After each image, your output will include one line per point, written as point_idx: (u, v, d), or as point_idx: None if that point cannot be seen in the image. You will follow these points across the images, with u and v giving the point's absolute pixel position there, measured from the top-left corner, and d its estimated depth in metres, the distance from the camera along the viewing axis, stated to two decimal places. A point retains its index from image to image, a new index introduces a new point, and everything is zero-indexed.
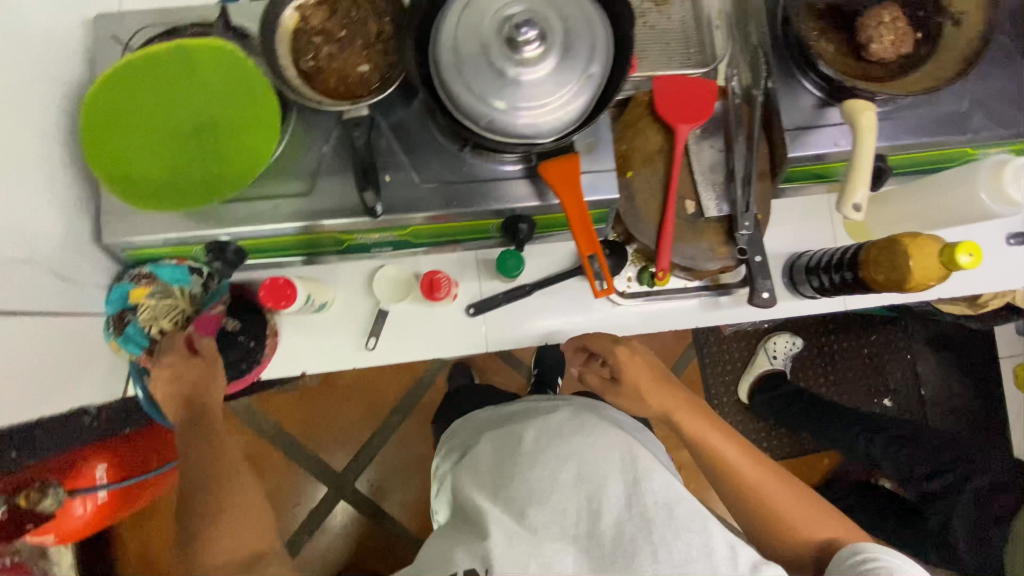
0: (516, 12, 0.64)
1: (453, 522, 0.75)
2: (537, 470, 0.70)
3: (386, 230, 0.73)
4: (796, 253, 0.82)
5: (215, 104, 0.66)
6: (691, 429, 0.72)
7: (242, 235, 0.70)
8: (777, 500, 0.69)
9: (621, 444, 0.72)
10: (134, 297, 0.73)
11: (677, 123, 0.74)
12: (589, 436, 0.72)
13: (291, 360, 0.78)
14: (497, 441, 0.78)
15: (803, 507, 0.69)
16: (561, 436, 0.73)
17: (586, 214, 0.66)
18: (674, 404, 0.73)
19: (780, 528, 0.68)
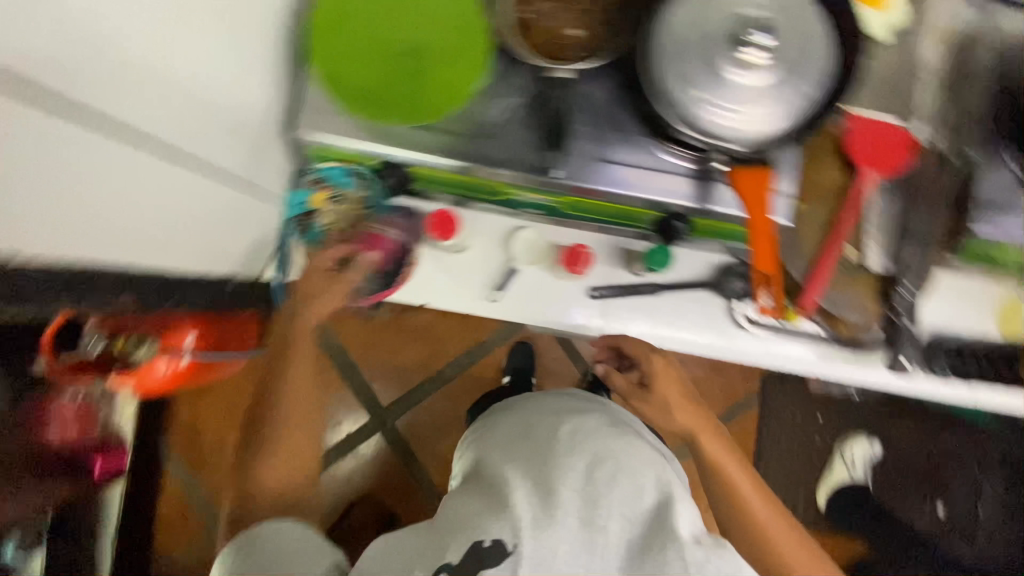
0: (751, 15, 0.64)
1: (462, 493, 0.73)
2: (572, 459, 0.69)
3: (547, 193, 0.75)
4: (941, 332, 0.79)
5: (433, 31, 0.70)
6: (715, 457, 0.72)
7: (410, 159, 0.72)
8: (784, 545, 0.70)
9: (658, 464, 0.70)
10: (316, 201, 0.80)
11: (866, 166, 0.73)
12: (626, 446, 0.71)
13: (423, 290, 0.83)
14: (525, 428, 0.77)
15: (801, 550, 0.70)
16: (599, 438, 0.72)
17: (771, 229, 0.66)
18: (703, 428, 0.74)
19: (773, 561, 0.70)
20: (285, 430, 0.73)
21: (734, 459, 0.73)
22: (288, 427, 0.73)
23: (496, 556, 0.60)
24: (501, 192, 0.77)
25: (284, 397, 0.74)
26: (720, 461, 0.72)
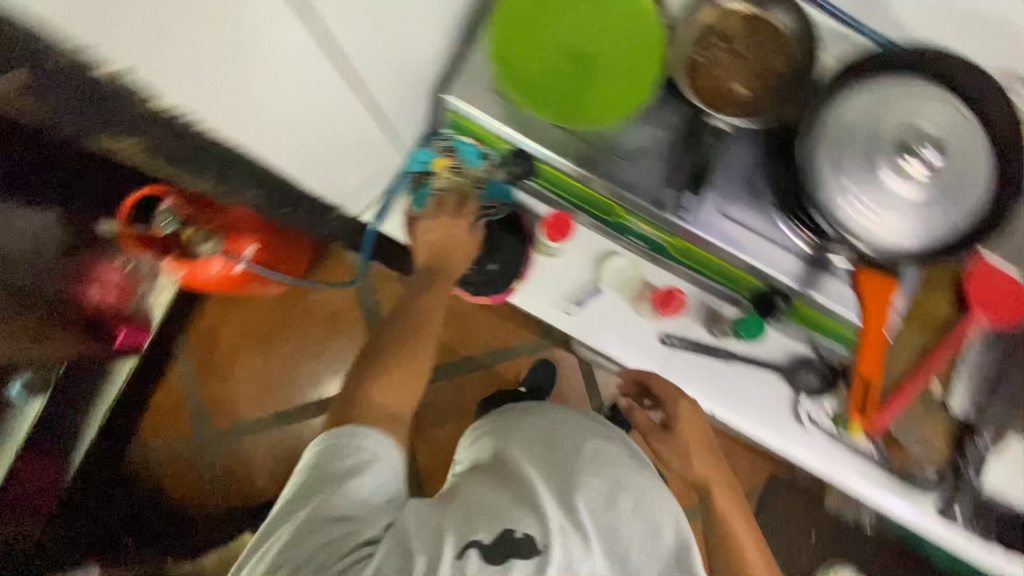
0: (924, 131, 0.63)
1: (469, 477, 0.72)
2: (597, 480, 0.70)
3: (659, 229, 0.74)
4: (1000, 496, 0.76)
5: (608, 46, 0.70)
6: (722, 511, 0.76)
7: (543, 155, 0.73)
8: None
9: (672, 506, 0.72)
10: (437, 164, 0.80)
11: (977, 310, 0.72)
12: (644, 479, 0.73)
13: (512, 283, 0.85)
14: (543, 432, 0.77)
15: None
16: (622, 467, 0.73)
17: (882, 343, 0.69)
18: (714, 477, 0.78)
19: None
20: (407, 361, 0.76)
21: (741, 520, 0.76)
22: (407, 359, 0.76)
23: (527, 550, 0.61)
24: (614, 213, 0.76)
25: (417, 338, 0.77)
26: (730, 523, 0.76)
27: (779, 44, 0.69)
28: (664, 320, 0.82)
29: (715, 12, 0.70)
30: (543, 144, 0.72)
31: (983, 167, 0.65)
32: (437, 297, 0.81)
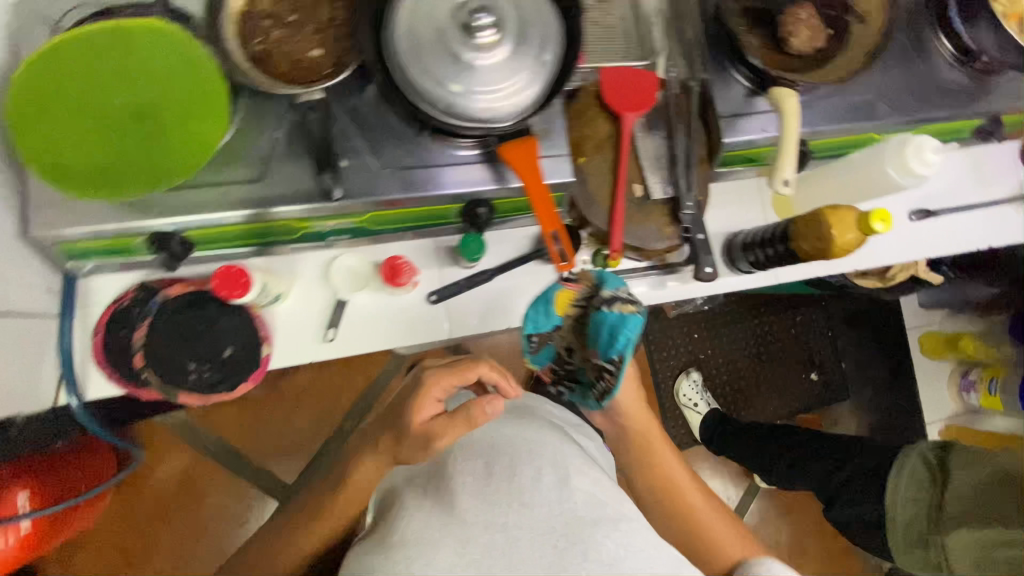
0: (469, 0, 0.66)
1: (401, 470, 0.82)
2: (471, 462, 0.74)
3: (343, 217, 0.72)
4: (733, 232, 0.88)
5: (161, 87, 0.64)
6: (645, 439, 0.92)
7: (189, 224, 0.67)
8: (697, 508, 0.89)
9: (557, 439, 0.78)
10: (560, 302, 0.75)
11: (624, 111, 0.79)
12: (522, 431, 0.78)
13: (284, 345, 0.76)
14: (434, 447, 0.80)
15: (712, 513, 0.89)
16: (494, 430, 0.79)
17: (547, 194, 0.67)
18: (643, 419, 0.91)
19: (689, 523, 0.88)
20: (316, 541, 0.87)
21: (664, 444, 0.93)
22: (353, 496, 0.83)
23: None
24: (297, 227, 0.72)
25: (312, 530, 0.87)
26: (650, 441, 0.92)
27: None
28: (419, 282, 0.79)
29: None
30: (178, 209, 0.66)
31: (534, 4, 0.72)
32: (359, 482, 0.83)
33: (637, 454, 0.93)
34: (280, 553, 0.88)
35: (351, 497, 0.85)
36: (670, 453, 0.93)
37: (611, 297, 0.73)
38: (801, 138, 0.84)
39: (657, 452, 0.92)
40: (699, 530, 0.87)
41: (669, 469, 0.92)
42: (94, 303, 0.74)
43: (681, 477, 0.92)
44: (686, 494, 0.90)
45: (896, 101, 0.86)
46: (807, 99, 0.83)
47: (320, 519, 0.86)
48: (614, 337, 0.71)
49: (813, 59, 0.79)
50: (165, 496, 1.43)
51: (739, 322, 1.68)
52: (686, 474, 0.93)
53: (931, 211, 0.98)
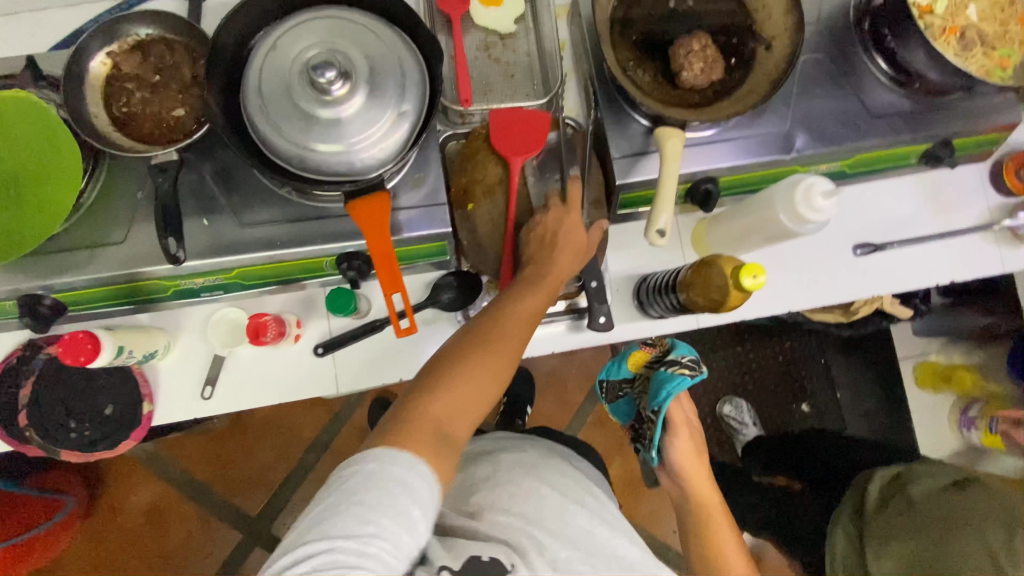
0: (317, 52, 0.63)
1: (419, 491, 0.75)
2: (531, 481, 0.72)
3: (210, 274, 0.71)
4: (643, 275, 0.83)
5: (19, 155, 0.64)
6: (695, 486, 0.83)
7: (56, 287, 0.68)
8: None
9: (581, 490, 0.76)
10: (635, 361, 0.86)
11: (512, 155, 0.76)
12: (558, 474, 0.76)
13: (168, 400, 0.75)
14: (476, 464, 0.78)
15: None
16: (537, 470, 0.75)
17: (390, 251, 0.62)
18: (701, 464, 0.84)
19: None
20: (480, 380, 0.62)
21: (732, 536, 0.80)
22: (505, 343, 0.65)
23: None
24: (168, 285, 0.72)
25: (472, 368, 0.62)
26: (708, 521, 0.81)
27: (183, 55, 0.69)
28: (303, 336, 0.78)
29: (103, 62, 0.68)
30: (42, 274, 0.67)
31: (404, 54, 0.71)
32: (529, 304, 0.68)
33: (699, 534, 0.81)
34: (449, 392, 0.60)
35: (528, 309, 0.67)
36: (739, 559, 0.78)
37: (672, 360, 0.80)
38: (708, 177, 0.77)
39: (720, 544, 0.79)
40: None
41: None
42: None
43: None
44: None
45: (820, 130, 0.79)
46: (714, 133, 0.77)
47: (484, 348, 0.64)
48: (659, 391, 0.77)
49: (712, 92, 0.73)
50: (135, 524, 1.47)
51: (722, 352, 1.54)
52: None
53: (878, 245, 0.88)
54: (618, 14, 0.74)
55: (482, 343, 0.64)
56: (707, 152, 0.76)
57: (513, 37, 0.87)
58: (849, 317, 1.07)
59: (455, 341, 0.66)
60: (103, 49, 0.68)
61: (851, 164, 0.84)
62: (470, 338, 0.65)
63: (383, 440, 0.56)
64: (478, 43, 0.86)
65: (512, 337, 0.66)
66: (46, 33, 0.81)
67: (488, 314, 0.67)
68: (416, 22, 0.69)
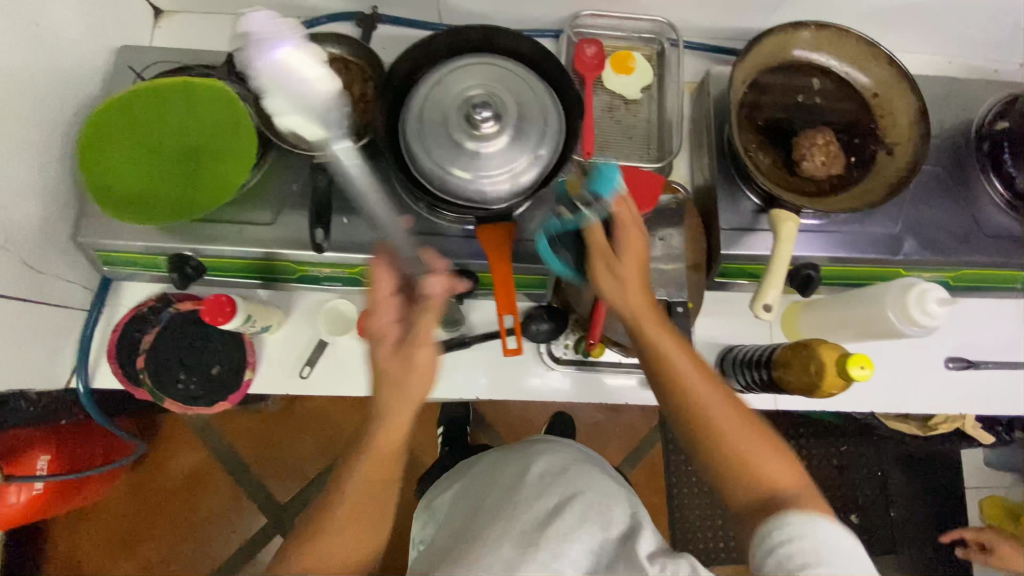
0: (476, 93, 0.71)
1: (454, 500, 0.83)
2: (540, 498, 0.74)
3: (337, 266, 0.78)
4: (730, 345, 0.83)
5: (203, 134, 0.74)
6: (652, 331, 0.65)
7: (204, 252, 0.76)
8: (739, 456, 0.60)
9: (614, 492, 0.76)
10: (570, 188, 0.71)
11: None
12: (591, 478, 0.78)
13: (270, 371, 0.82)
14: (491, 476, 0.83)
15: (744, 423, 0.61)
16: (566, 474, 0.78)
17: (510, 277, 0.67)
18: (640, 300, 0.66)
19: (711, 436, 0.61)
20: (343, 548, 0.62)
21: (666, 330, 0.65)
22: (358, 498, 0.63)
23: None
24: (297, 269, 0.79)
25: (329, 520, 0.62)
26: (664, 351, 0.65)
27: (356, 75, 0.78)
28: None
29: None
30: (196, 239, 0.75)
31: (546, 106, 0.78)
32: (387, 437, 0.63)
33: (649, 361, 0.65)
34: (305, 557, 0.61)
35: (375, 465, 0.63)
36: (691, 361, 0.65)
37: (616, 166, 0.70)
38: (811, 261, 0.78)
39: (675, 356, 0.64)
40: (729, 455, 0.60)
41: (704, 398, 0.62)
42: (121, 305, 0.84)
43: (732, 426, 0.61)
44: (721, 435, 0.61)
45: (929, 239, 0.80)
46: (824, 222, 0.80)
47: (333, 516, 0.63)
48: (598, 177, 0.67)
49: (829, 184, 0.76)
50: (172, 487, 1.53)
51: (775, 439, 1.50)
52: (733, 417, 0.62)
53: (972, 362, 0.85)
54: (748, 100, 0.79)
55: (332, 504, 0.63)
56: (812, 240, 0.79)
57: (637, 104, 0.93)
58: (927, 432, 1.04)
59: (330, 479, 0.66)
60: None
61: (957, 276, 0.83)
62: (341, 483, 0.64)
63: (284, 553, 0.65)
64: (604, 104, 0.93)
65: (379, 468, 0.64)
66: (237, 39, 0.94)
67: (346, 462, 0.65)
68: (563, 79, 0.77)
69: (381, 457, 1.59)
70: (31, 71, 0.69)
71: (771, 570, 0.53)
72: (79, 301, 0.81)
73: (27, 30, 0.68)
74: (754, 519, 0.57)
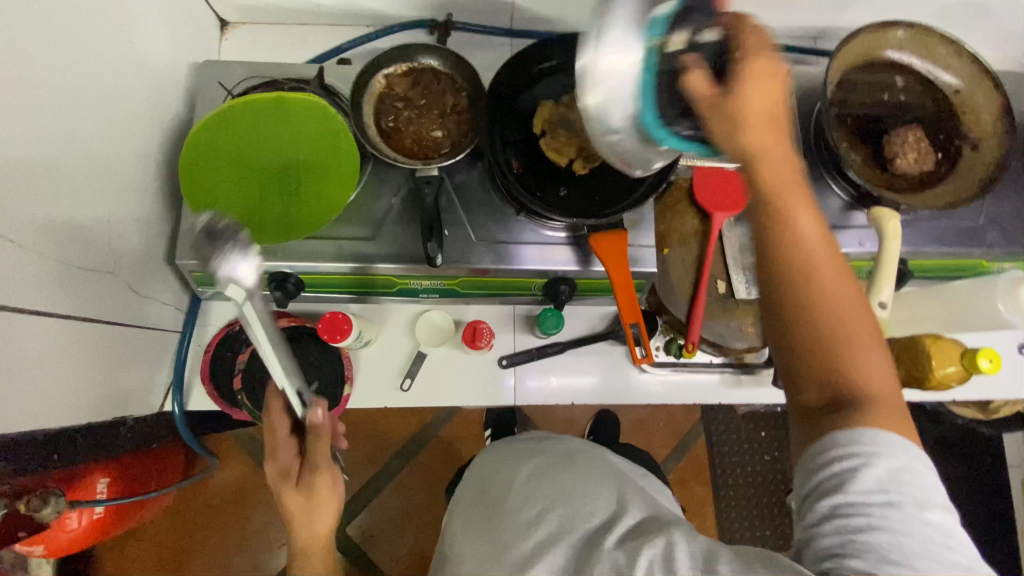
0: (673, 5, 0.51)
1: (457, 500, 0.87)
2: (524, 508, 0.74)
3: (437, 278, 0.78)
4: None
5: (301, 150, 0.73)
6: (770, 183, 0.49)
7: (303, 269, 0.75)
8: (864, 365, 0.46)
9: (598, 492, 0.75)
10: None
11: (714, 211, 0.81)
12: (575, 475, 0.78)
13: (369, 386, 0.81)
14: (484, 481, 0.84)
15: (865, 325, 0.47)
16: (550, 477, 0.78)
17: (631, 285, 0.68)
18: (761, 138, 0.48)
19: (827, 327, 0.47)
20: None
21: (804, 199, 0.49)
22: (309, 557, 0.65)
23: None
24: (394, 283, 0.79)
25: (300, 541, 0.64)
26: (794, 237, 0.48)
27: (448, 84, 0.78)
28: (493, 345, 0.84)
29: (380, 81, 0.77)
30: (296, 257, 0.74)
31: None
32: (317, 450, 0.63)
33: (759, 220, 0.49)
34: None
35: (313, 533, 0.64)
36: (816, 231, 0.49)
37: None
38: (902, 257, 0.80)
39: (797, 227, 0.48)
40: (847, 365, 0.47)
41: (847, 295, 0.47)
42: (211, 324, 0.83)
43: (860, 316, 0.47)
44: (866, 347, 0.47)
45: (1013, 231, 0.82)
46: (911, 217, 0.81)
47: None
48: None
49: (920, 180, 0.78)
50: (219, 501, 1.51)
51: None
52: (859, 316, 0.46)
53: None
54: (836, 99, 0.80)
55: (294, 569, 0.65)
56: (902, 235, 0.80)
57: None
58: (990, 417, 1.07)
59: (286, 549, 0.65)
60: (384, 71, 0.77)
61: None
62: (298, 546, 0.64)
63: None
64: None
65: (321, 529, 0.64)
66: (307, 49, 0.93)
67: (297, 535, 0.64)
68: None
69: (431, 461, 1.60)
70: (128, 92, 0.68)
71: (849, 493, 0.44)
72: (171, 322, 0.80)
73: (122, 48, 0.67)
74: (817, 429, 0.48)
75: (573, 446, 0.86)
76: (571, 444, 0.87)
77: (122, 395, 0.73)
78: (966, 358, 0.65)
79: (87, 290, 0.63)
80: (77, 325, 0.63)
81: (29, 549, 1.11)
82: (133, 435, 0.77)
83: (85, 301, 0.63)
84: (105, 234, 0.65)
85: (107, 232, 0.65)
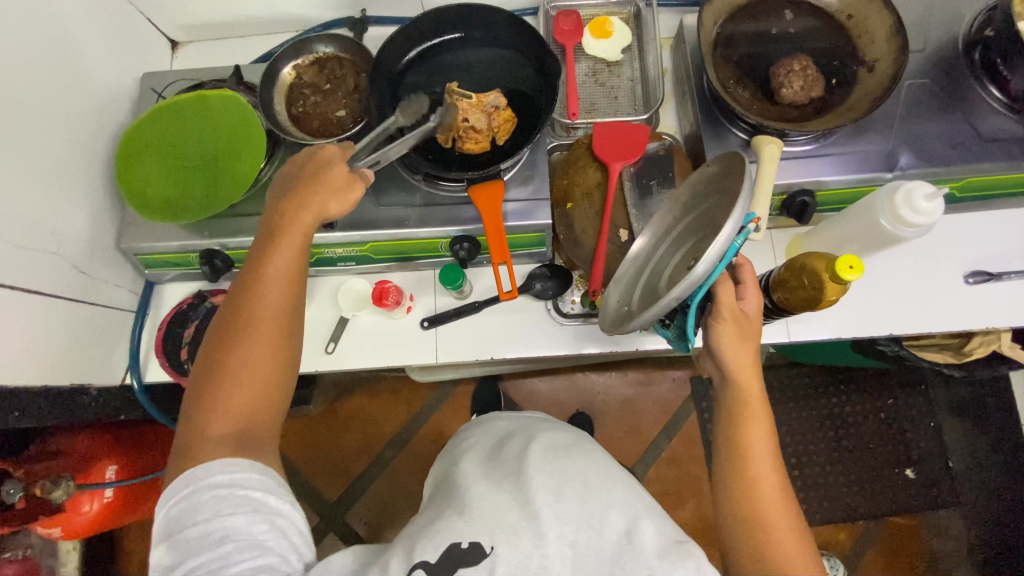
0: None
1: (459, 452, 0.98)
2: (543, 473, 0.81)
3: (348, 246, 0.83)
4: None
5: (218, 138, 0.82)
6: (732, 422, 0.70)
7: (231, 245, 0.83)
8: (794, 566, 0.63)
9: (618, 480, 0.84)
10: None
11: (612, 159, 0.83)
12: (587, 461, 0.86)
13: None
14: (492, 448, 0.93)
15: (783, 510, 0.66)
16: (566, 454, 0.86)
17: (501, 232, 0.75)
18: (745, 381, 0.71)
19: (759, 533, 0.65)
20: (262, 351, 0.62)
21: (760, 428, 0.70)
22: (265, 293, 0.63)
23: (476, 556, 0.71)
24: (311, 253, 0.85)
25: (234, 365, 0.61)
26: (748, 459, 0.68)
27: (350, 69, 0.85)
28: (414, 309, 0.89)
29: (290, 72, 0.86)
30: (220, 234, 0.82)
31: (527, 72, 0.83)
32: (277, 267, 0.64)
33: (734, 463, 0.69)
34: (234, 359, 0.61)
35: (284, 257, 0.64)
36: (765, 448, 0.69)
37: None
38: (806, 188, 0.78)
39: (756, 474, 0.68)
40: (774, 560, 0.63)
41: (769, 502, 0.66)
42: (164, 306, 0.93)
43: (788, 539, 0.64)
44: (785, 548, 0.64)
45: (926, 150, 0.78)
46: (813, 148, 0.80)
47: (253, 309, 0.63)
48: None
49: (812, 108, 0.78)
50: None
51: (817, 401, 1.53)
52: (789, 529, 0.65)
53: (993, 274, 0.82)
54: (720, 40, 0.81)
55: (244, 290, 0.64)
56: (805, 166, 0.79)
57: (619, 65, 0.97)
58: (962, 360, 0.99)
59: (241, 280, 0.65)
60: (292, 63, 0.86)
61: (961, 186, 0.81)
62: (255, 269, 0.64)
63: (202, 391, 0.61)
64: (587, 69, 0.96)
65: (262, 361, 0.62)
66: (243, 58, 1.03)
67: (261, 255, 0.65)
68: (540, 48, 0.82)
69: (423, 449, 1.65)
70: (68, 100, 0.79)
71: None
72: (127, 305, 0.90)
73: (60, 63, 0.78)
74: None
75: (575, 433, 0.97)
76: (572, 432, 0.97)
77: (81, 365, 0.82)
78: (828, 267, 0.65)
79: (36, 267, 0.74)
80: (31, 298, 0.73)
81: (46, 531, 1.19)
82: (99, 406, 0.87)
83: (32, 277, 0.73)
84: (49, 220, 0.75)
85: (51, 218, 0.76)
